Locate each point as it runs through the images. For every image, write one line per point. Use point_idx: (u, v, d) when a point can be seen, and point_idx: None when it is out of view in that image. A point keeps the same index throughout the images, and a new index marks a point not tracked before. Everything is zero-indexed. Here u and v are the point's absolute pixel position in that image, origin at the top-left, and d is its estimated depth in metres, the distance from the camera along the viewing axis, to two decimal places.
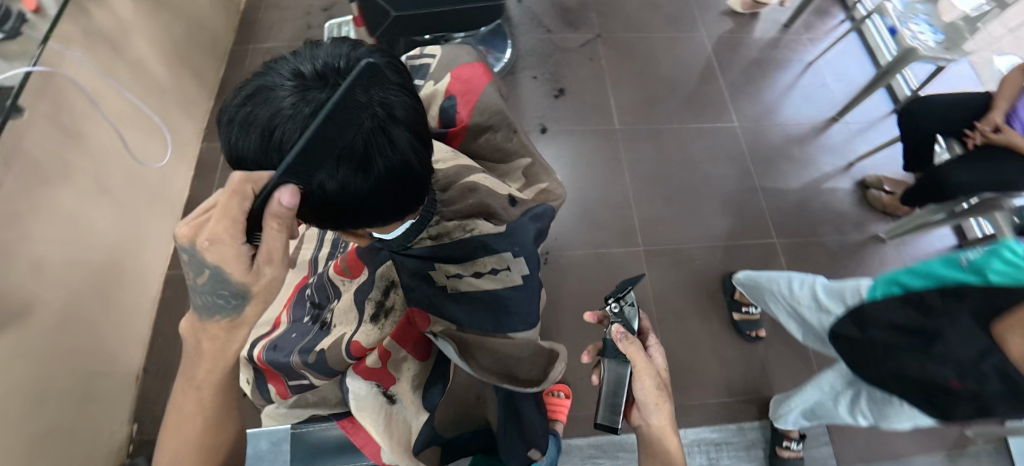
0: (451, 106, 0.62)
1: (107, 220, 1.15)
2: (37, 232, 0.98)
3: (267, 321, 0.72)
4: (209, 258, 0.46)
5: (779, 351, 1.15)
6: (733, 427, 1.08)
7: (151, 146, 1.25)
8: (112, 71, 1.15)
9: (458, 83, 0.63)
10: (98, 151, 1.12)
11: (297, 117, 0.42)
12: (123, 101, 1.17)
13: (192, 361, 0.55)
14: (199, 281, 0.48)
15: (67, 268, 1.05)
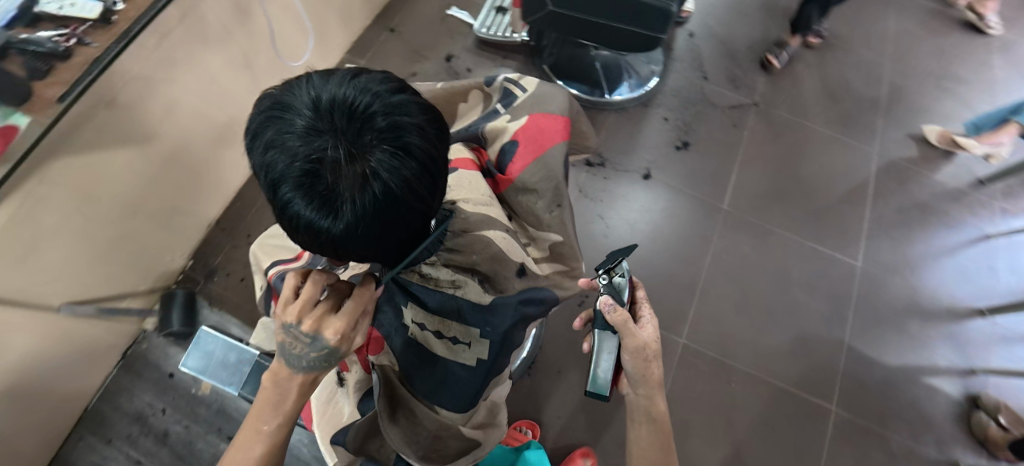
0: (513, 149, 0.64)
1: (241, 87, 1.20)
2: (182, 79, 1.04)
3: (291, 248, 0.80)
4: (328, 342, 0.51)
5: None
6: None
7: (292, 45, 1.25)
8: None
9: (530, 130, 0.64)
10: (259, 26, 1.15)
11: (282, 136, 0.37)
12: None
13: (270, 405, 0.54)
14: (309, 352, 0.52)
15: (192, 118, 1.11)
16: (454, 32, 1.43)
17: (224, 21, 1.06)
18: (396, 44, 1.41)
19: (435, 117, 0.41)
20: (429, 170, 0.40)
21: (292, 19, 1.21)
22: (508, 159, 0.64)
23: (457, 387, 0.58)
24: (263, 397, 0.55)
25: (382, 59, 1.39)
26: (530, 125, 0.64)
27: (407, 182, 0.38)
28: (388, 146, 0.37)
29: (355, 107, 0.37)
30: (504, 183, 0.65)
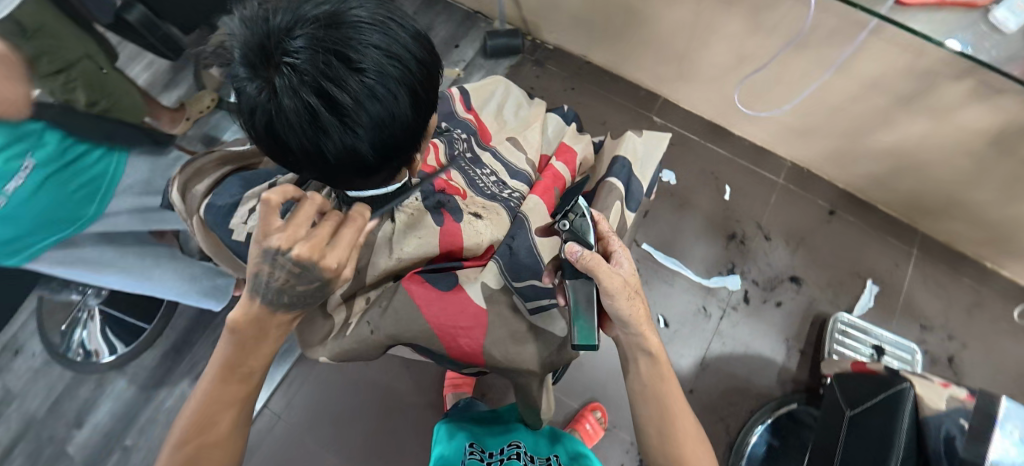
0: (446, 291, 0.62)
1: (712, 60, 1.08)
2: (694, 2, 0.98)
3: (488, 106, 0.83)
4: (295, 262, 0.49)
5: None
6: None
7: (755, 98, 1.10)
8: (845, 60, 0.91)
9: (460, 314, 0.62)
10: (783, 60, 0.98)
11: (307, 11, 0.41)
12: (802, 74, 0.98)
13: (239, 350, 0.55)
14: (298, 286, 0.52)
15: (666, 23, 1.07)
16: (839, 285, 1.11)
17: (771, 23, 0.93)
18: (811, 225, 1.15)
19: (346, 154, 0.45)
20: (297, 146, 0.45)
21: (789, 84, 1.02)
22: (437, 282, 0.62)
23: (216, 221, 0.69)
24: (230, 349, 0.55)
25: (784, 208, 1.17)
26: (471, 313, 0.63)
27: (262, 120, 0.44)
28: (296, 109, 0.42)
29: (331, 76, 0.41)
30: (406, 276, 0.62)
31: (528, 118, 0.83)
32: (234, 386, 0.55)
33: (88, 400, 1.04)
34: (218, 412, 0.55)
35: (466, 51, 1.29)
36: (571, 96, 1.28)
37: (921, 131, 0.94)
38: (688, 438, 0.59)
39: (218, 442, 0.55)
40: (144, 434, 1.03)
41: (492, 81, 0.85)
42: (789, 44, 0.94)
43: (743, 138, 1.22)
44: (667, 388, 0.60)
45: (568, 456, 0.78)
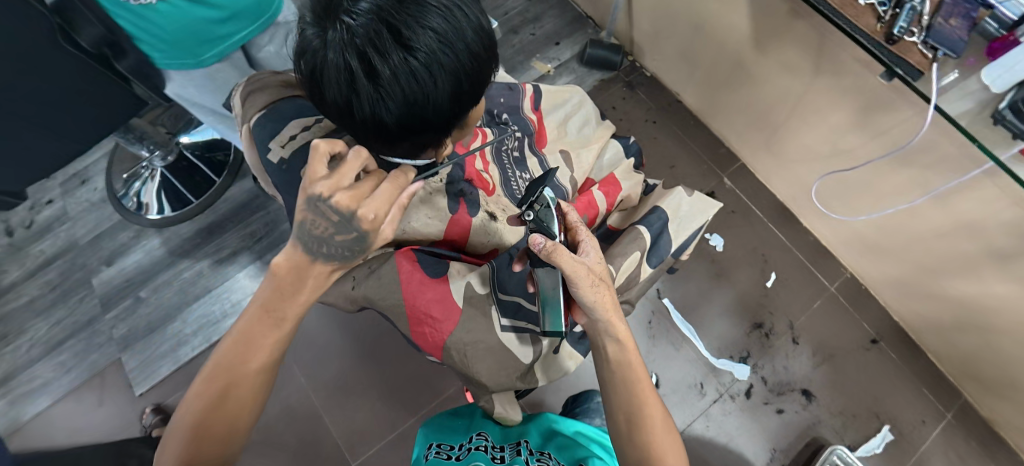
0: (431, 278, 0.62)
1: (807, 143, 1.03)
2: (809, 79, 0.93)
3: (555, 112, 0.82)
4: (355, 226, 0.51)
5: None
6: (190, 352, 1.07)
7: (833, 194, 1.04)
8: (944, 190, 0.84)
9: (434, 303, 0.62)
10: (880, 168, 0.92)
11: None
12: (895, 189, 0.92)
13: (278, 294, 0.54)
14: (336, 237, 0.52)
15: (772, 90, 1.02)
16: (851, 417, 1.03)
17: (881, 126, 0.87)
18: (845, 345, 1.08)
19: (373, 121, 0.47)
20: (333, 100, 0.47)
21: (878, 195, 0.95)
22: (425, 266, 0.62)
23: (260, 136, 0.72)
24: (268, 296, 0.54)
25: (823, 319, 1.10)
26: (448, 307, 0.62)
27: (309, 67, 0.46)
28: (339, 66, 0.44)
29: (380, 46, 0.43)
30: (398, 250, 0.62)
31: (589, 140, 0.81)
32: (266, 331, 0.54)
33: (125, 244, 1.14)
34: (244, 359, 0.54)
35: (565, 52, 1.29)
36: (651, 129, 1.24)
37: (1002, 292, 0.85)
38: (657, 427, 0.56)
39: (242, 390, 0.53)
40: (156, 292, 1.11)
41: (568, 91, 0.84)
42: (892, 154, 0.88)
43: (810, 232, 1.16)
44: (633, 374, 0.58)
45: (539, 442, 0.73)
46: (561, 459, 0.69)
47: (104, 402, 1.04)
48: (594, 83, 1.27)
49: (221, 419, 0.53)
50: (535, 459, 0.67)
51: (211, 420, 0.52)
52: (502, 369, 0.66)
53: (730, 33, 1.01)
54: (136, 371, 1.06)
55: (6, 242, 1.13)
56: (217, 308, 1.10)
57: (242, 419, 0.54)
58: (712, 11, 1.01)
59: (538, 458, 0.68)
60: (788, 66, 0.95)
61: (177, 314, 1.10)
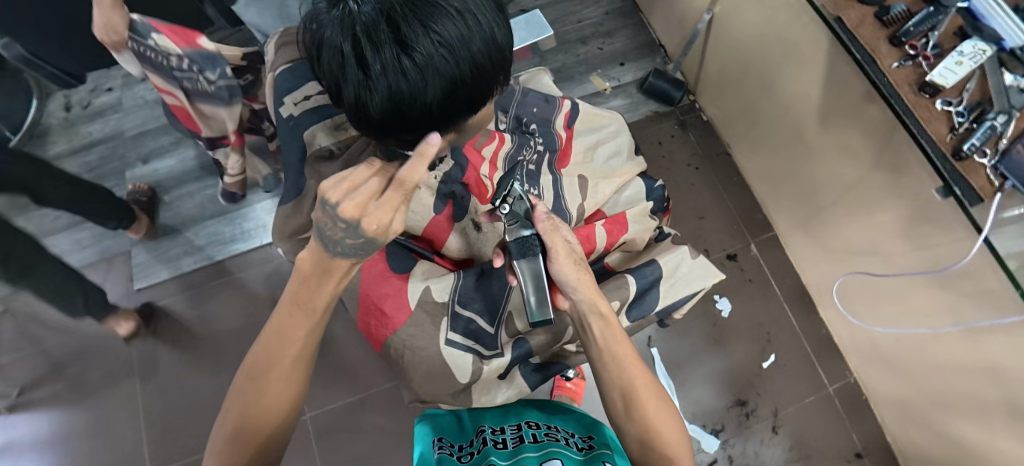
0: (394, 272, 0.64)
1: (846, 235, 0.97)
2: (867, 169, 0.87)
3: (587, 135, 0.80)
4: (364, 228, 0.45)
5: (142, 351, 1.07)
6: (192, 264, 1.12)
7: (858, 294, 0.98)
8: (977, 325, 0.77)
9: (387, 297, 0.63)
10: (915, 282, 0.85)
11: None
12: (924, 308, 0.85)
13: (302, 292, 0.50)
14: (353, 213, 0.47)
15: (825, 170, 0.96)
16: None
17: (928, 240, 0.81)
18: (826, 450, 1.02)
19: (362, 107, 0.48)
20: (329, 79, 0.48)
21: (905, 310, 0.89)
22: (390, 258, 0.65)
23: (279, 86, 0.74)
24: (293, 291, 0.50)
25: (811, 416, 1.04)
26: (397, 303, 0.64)
27: (313, 44, 0.47)
28: (337, 50, 0.44)
29: (379, 39, 0.43)
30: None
31: (613, 171, 0.79)
32: (298, 324, 0.51)
33: (165, 146, 1.20)
34: (280, 356, 0.51)
35: (627, 74, 1.26)
36: (691, 176, 1.20)
37: (1008, 449, 0.78)
38: (650, 400, 0.55)
39: (281, 390, 0.51)
40: (181, 200, 1.17)
41: (608, 116, 0.82)
42: (932, 275, 0.82)
43: (825, 325, 1.09)
44: (620, 350, 0.56)
45: (541, 417, 0.64)
46: (569, 430, 0.62)
47: (106, 287, 1.11)
48: (647, 113, 1.24)
49: (270, 428, 0.52)
50: (544, 435, 0.59)
51: (261, 433, 0.51)
52: (437, 381, 0.64)
53: (797, 99, 0.96)
54: (140, 267, 1.12)
55: (62, 117, 1.21)
56: (228, 230, 1.15)
57: (284, 415, 0.52)
58: (785, 72, 0.96)
59: (546, 432, 0.60)
60: (848, 149, 0.89)
61: (192, 225, 1.15)
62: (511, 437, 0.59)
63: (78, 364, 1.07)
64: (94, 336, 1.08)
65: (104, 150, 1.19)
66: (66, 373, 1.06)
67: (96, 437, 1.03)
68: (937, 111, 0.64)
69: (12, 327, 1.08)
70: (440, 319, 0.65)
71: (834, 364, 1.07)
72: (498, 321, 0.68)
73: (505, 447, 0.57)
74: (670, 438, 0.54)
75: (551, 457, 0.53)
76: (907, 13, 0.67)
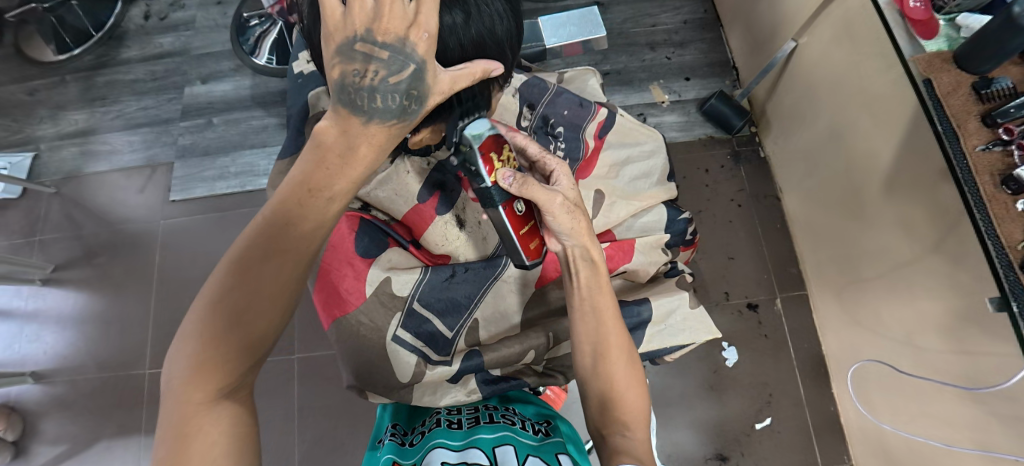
0: (358, 254, 0.66)
1: (884, 316, 0.88)
2: (923, 254, 0.78)
3: (615, 148, 0.75)
4: (418, 58, 0.47)
5: (164, 258, 1.14)
6: (224, 188, 1.17)
7: (876, 382, 0.90)
8: (1001, 454, 0.69)
9: (347, 278, 0.65)
10: (945, 389, 0.77)
11: None
12: (949, 419, 0.77)
13: (288, 217, 0.47)
14: (389, 80, 0.47)
15: (878, 242, 0.87)
16: None
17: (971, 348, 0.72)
18: None
19: None
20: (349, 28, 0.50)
21: (928, 415, 0.81)
22: (359, 237, 0.66)
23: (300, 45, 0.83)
24: (305, 167, 0.48)
25: None
26: (348, 285, 0.65)
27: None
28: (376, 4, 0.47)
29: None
30: (347, 211, 0.67)
31: (633, 192, 0.73)
32: (308, 214, 0.48)
33: (223, 72, 1.24)
34: (281, 246, 0.47)
35: (690, 91, 1.18)
36: (729, 213, 1.13)
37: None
38: (619, 361, 0.54)
39: (275, 290, 0.46)
40: (226, 125, 1.21)
41: (642, 132, 0.76)
42: (968, 386, 0.73)
43: (834, 402, 1.02)
44: (602, 302, 0.54)
45: (500, 400, 0.67)
46: (527, 414, 0.63)
47: (145, 191, 1.18)
48: (701, 137, 1.16)
49: (224, 381, 0.45)
50: (500, 416, 0.61)
51: (204, 388, 0.44)
52: (377, 375, 0.64)
53: (865, 158, 0.87)
54: (178, 180, 1.18)
55: (140, 24, 1.27)
56: (263, 163, 1.18)
57: (273, 324, 0.47)
58: (859, 125, 0.87)
59: (502, 414, 0.62)
60: (906, 224, 0.81)
61: (230, 151, 1.19)
62: (466, 418, 0.62)
63: (108, 255, 1.14)
64: (126, 234, 1.15)
65: (171, 64, 1.25)
66: (97, 260, 1.14)
67: (110, 325, 1.11)
68: (1016, 212, 0.55)
69: (59, 209, 1.17)
70: (394, 312, 0.66)
71: (835, 445, 1.00)
72: (456, 329, 0.68)
73: (458, 427, 0.60)
74: (629, 404, 0.54)
75: (504, 439, 0.56)
76: (1012, 91, 0.58)
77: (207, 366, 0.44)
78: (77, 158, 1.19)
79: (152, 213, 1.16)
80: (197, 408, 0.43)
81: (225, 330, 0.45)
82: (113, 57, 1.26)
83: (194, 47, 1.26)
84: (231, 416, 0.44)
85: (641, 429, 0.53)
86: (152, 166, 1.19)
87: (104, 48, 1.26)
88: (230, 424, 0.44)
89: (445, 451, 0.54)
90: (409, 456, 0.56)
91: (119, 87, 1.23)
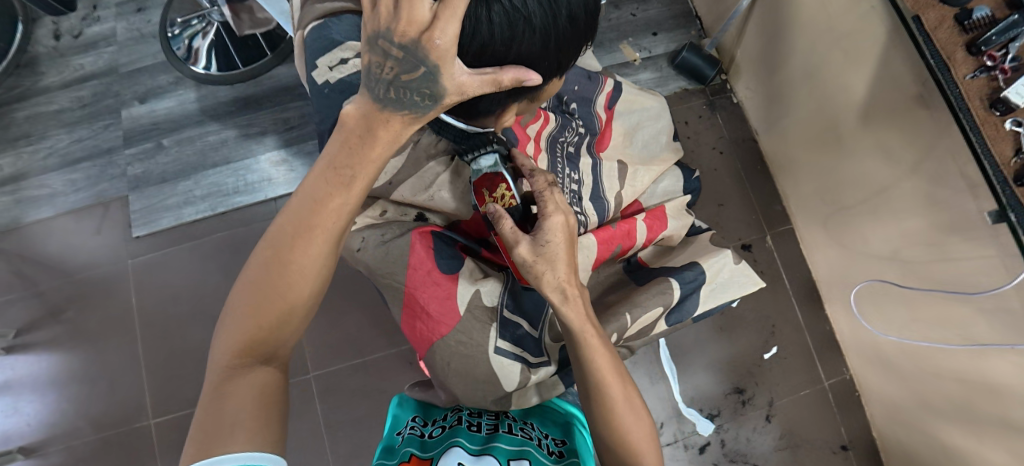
0: (442, 272, 0.62)
1: (870, 238, 0.95)
2: (905, 177, 0.84)
3: (625, 118, 0.75)
4: (428, 57, 0.41)
5: (139, 299, 1.05)
6: (193, 214, 1.08)
7: (870, 299, 0.98)
8: (990, 345, 0.77)
9: (435, 299, 0.61)
10: (934, 296, 0.84)
11: None
12: (938, 322, 0.85)
13: (310, 206, 0.47)
14: (402, 78, 0.43)
15: (858, 171, 0.93)
16: None
17: (956, 256, 0.79)
18: (814, 441, 1.05)
19: None
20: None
21: (917, 321, 0.89)
22: (439, 253, 0.62)
23: (312, 49, 0.64)
24: (333, 150, 0.47)
25: (804, 408, 1.07)
26: (445, 305, 0.62)
27: None
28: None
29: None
30: (419, 228, 0.63)
31: (648, 159, 0.74)
32: (333, 192, 0.47)
33: (162, 90, 1.13)
34: (311, 225, 0.47)
35: (659, 46, 1.21)
36: (711, 162, 1.18)
37: (996, 461, 0.81)
38: (621, 404, 0.52)
39: (304, 264, 0.47)
40: (178, 145, 1.11)
41: (644, 93, 0.76)
42: (951, 290, 0.81)
43: (829, 322, 1.11)
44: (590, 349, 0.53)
45: (520, 410, 0.67)
46: (546, 429, 0.63)
47: (101, 231, 1.07)
48: (676, 90, 1.20)
49: (257, 345, 0.47)
50: (519, 429, 0.61)
51: (234, 353, 0.46)
52: (479, 389, 0.63)
53: (839, 92, 0.92)
54: (137, 214, 1.07)
55: (53, 47, 1.13)
56: (230, 181, 1.09)
57: (301, 296, 0.48)
58: (830, 62, 0.91)
59: (522, 426, 0.62)
60: (886, 151, 0.86)
61: (190, 174, 1.10)
62: (487, 424, 0.63)
63: (73, 308, 1.04)
64: (90, 281, 1.05)
65: (100, 88, 1.12)
66: (62, 314, 1.04)
67: (93, 381, 1.02)
68: (1006, 131, 0.59)
69: (5, 267, 1.04)
70: (490, 325, 0.64)
71: (833, 360, 1.09)
72: (541, 326, 0.67)
73: (478, 432, 0.60)
74: (642, 452, 0.52)
75: (523, 454, 0.55)
76: (991, 19, 0.61)
77: (251, 333, 0.46)
78: (11, 207, 1.07)
79: (115, 253, 1.06)
80: (230, 371, 0.46)
81: (262, 302, 0.46)
82: (29, 87, 1.12)
83: (122, 65, 1.14)
84: (267, 378, 0.47)
85: (652, 461, 0.52)
86: (103, 203, 1.08)
87: (16, 78, 1.12)
88: (264, 385, 0.46)
89: (463, 454, 0.54)
90: (427, 449, 0.56)
91: (45, 121, 1.10)
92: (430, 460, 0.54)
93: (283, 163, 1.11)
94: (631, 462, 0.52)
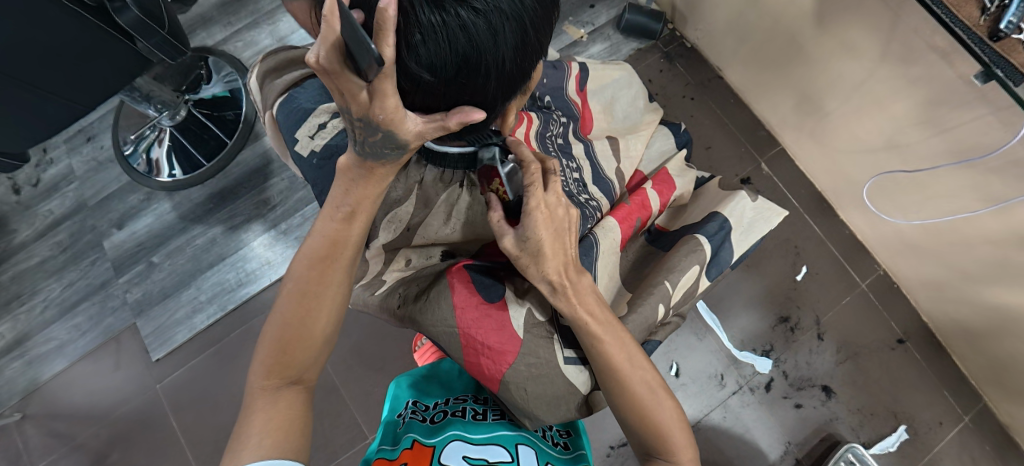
0: (490, 303, 0.58)
1: (862, 135, 0.96)
2: (877, 67, 0.85)
3: (598, 96, 0.75)
4: (380, 126, 0.40)
5: (177, 420, 1.02)
6: (205, 320, 1.06)
7: (881, 193, 0.98)
8: (1009, 201, 0.77)
9: (491, 331, 0.57)
10: (941, 172, 0.84)
11: None
12: (953, 196, 0.85)
13: (325, 249, 0.49)
14: (369, 138, 0.42)
15: (829, 76, 0.94)
16: (868, 414, 1.02)
17: (950, 127, 0.79)
18: (870, 344, 1.05)
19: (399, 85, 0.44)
20: None
21: (933, 201, 0.89)
22: (478, 287, 0.59)
23: (288, 124, 0.63)
24: (335, 191, 0.49)
25: (851, 316, 1.07)
26: (507, 335, 0.58)
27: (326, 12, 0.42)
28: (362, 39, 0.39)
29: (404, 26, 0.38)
30: (452, 266, 0.60)
31: (634, 127, 0.75)
32: (338, 226, 0.49)
33: (137, 210, 1.11)
34: (326, 258, 0.49)
35: (600, 16, 1.23)
36: (688, 110, 1.18)
37: None
38: (642, 391, 0.53)
39: (319, 293, 0.49)
40: (169, 258, 1.09)
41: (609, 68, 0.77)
42: (957, 162, 0.81)
43: (846, 225, 1.11)
44: (604, 346, 0.53)
45: None
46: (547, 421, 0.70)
47: (120, 366, 1.05)
48: (630, 53, 1.21)
49: (284, 370, 0.48)
50: None
51: (266, 377, 0.48)
52: (559, 403, 0.60)
53: (786, 7, 0.92)
54: (151, 337, 1.06)
55: (16, 201, 1.12)
56: (230, 276, 1.08)
57: (319, 326, 0.49)
58: None
59: None
60: (850, 48, 0.87)
61: (190, 281, 1.08)
62: (490, 409, 0.67)
63: (114, 450, 1.01)
64: (125, 417, 1.03)
65: (76, 226, 1.11)
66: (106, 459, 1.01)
67: None
68: None
69: (36, 432, 1.02)
70: (552, 340, 0.60)
71: (864, 261, 1.09)
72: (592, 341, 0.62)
73: (484, 418, 0.65)
74: (674, 445, 0.52)
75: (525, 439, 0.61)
76: None
77: (280, 359, 0.48)
78: (24, 369, 1.05)
79: (140, 382, 1.04)
80: (263, 390, 0.48)
81: (285, 337, 0.48)
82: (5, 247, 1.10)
83: (91, 198, 1.12)
84: (291, 401, 0.48)
85: (682, 450, 0.53)
86: (114, 337, 1.06)
87: None
88: (294, 404, 0.48)
89: (465, 444, 0.58)
90: (430, 434, 0.60)
91: (32, 275, 1.08)
92: (432, 448, 0.57)
93: (277, 242, 1.09)
94: (656, 445, 0.53)
